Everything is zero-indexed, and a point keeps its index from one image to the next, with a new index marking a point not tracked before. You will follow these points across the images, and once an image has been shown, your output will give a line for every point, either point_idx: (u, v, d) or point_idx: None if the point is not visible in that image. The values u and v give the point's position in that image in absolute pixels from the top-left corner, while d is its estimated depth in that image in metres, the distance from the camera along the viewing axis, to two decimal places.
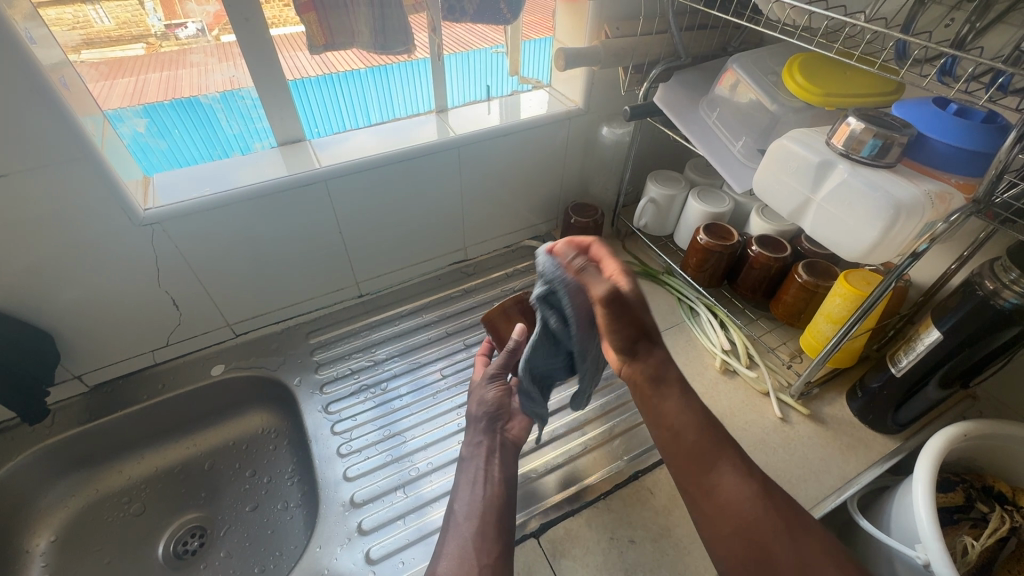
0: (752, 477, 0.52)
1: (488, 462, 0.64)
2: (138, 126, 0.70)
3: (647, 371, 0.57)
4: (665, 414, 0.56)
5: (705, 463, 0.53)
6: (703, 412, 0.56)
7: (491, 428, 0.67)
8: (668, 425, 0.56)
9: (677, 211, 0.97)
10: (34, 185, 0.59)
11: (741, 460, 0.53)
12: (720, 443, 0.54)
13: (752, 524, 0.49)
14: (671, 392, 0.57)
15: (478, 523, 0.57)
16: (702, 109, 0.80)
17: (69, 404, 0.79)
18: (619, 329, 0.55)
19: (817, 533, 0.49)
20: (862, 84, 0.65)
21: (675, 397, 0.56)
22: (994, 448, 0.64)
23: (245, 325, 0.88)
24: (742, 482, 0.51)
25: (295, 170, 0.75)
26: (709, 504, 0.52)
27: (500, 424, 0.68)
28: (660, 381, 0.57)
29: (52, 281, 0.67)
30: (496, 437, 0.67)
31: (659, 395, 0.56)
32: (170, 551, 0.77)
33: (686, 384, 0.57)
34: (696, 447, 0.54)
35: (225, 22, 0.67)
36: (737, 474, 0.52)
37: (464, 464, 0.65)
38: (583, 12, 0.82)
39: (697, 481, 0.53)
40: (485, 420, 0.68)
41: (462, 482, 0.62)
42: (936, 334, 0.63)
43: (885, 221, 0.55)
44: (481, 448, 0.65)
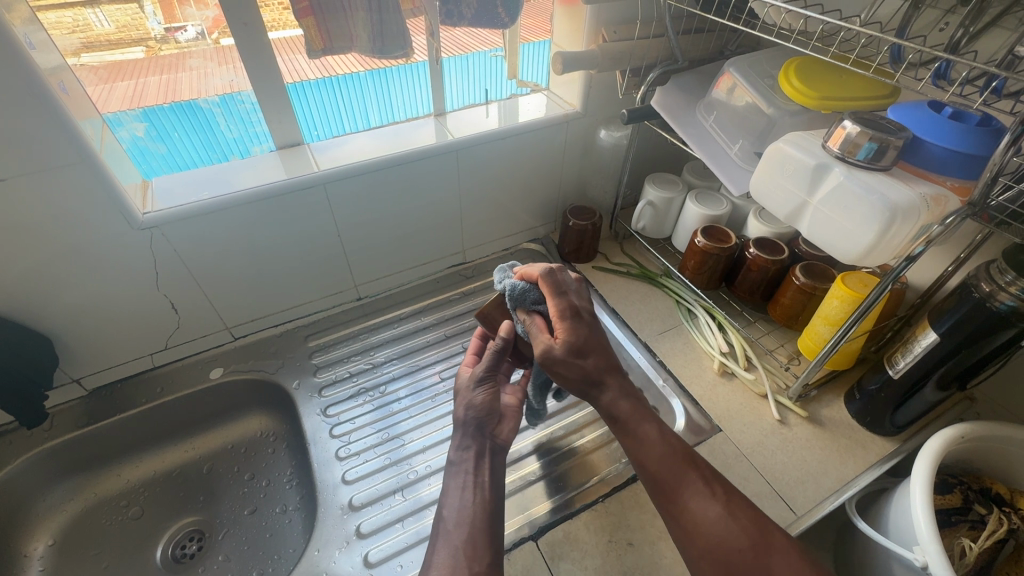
0: (718, 496, 0.52)
1: (477, 465, 0.60)
2: (137, 130, 0.70)
3: (604, 409, 0.56)
4: (630, 442, 0.55)
5: (672, 490, 0.53)
6: (665, 437, 0.55)
7: (480, 433, 0.62)
8: (635, 453, 0.55)
9: (674, 214, 0.97)
10: (32, 190, 0.59)
11: (707, 481, 0.53)
12: (685, 467, 0.54)
13: (720, 547, 0.49)
14: (635, 422, 0.55)
15: (468, 531, 0.54)
16: (699, 113, 0.81)
17: (68, 408, 0.79)
18: (568, 373, 0.56)
19: (786, 550, 0.49)
20: (857, 88, 0.66)
21: (639, 426, 0.55)
22: (992, 450, 0.64)
23: (244, 328, 0.88)
24: (708, 504, 0.51)
25: (293, 174, 0.75)
26: (681, 530, 0.52)
27: (490, 427, 0.63)
28: (624, 415, 0.56)
29: (50, 285, 0.67)
30: (487, 440, 0.62)
31: (630, 427, 0.55)
32: (168, 555, 0.76)
33: (644, 410, 0.56)
34: (662, 474, 0.53)
35: (224, 28, 0.68)
36: (703, 496, 0.52)
37: (451, 470, 0.61)
38: (581, 15, 0.82)
39: (666, 508, 0.53)
40: (473, 425, 0.62)
41: (451, 484, 0.59)
42: (933, 337, 0.63)
43: (881, 224, 0.55)
44: (470, 450, 0.61)
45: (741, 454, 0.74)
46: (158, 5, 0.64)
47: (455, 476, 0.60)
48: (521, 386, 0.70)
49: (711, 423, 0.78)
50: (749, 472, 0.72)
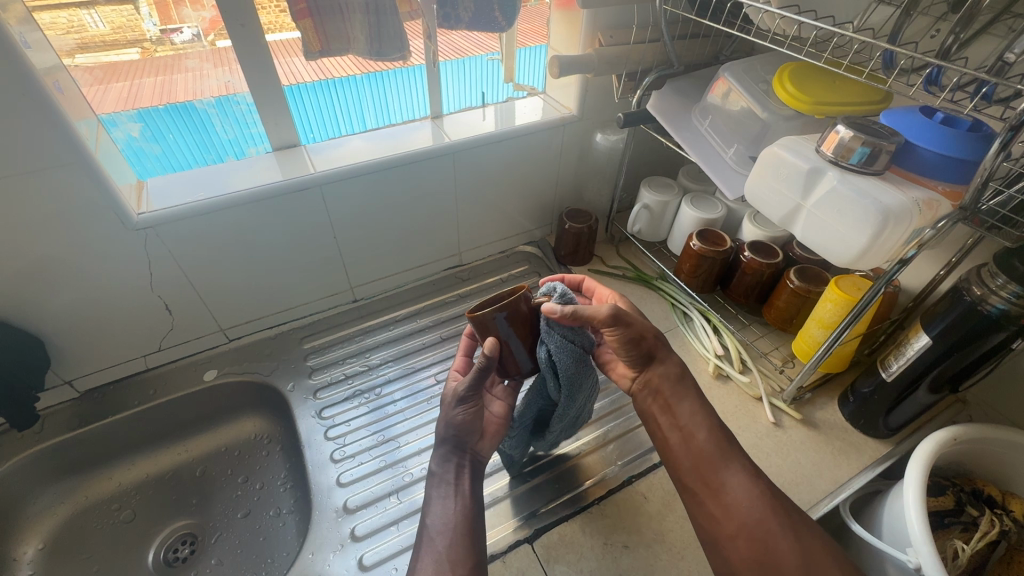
0: (758, 478, 0.56)
1: (458, 476, 0.59)
2: (132, 131, 0.70)
3: (672, 371, 0.63)
4: (680, 416, 0.61)
5: (715, 466, 0.57)
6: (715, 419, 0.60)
7: (461, 447, 0.61)
8: (684, 424, 0.60)
9: (670, 218, 0.98)
10: (26, 190, 0.59)
11: (749, 464, 0.57)
12: (730, 448, 0.58)
13: (758, 524, 0.53)
14: (683, 395, 0.61)
15: (451, 537, 0.54)
16: (694, 117, 0.81)
17: (59, 410, 0.78)
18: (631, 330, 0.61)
19: (818, 535, 0.52)
20: (851, 93, 0.67)
21: (695, 401, 0.61)
22: (984, 452, 0.64)
23: (239, 330, 0.88)
24: (749, 483, 0.55)
25: (290, 175, 0.75)
26: (716, 502, 0.55)
27: (469, 444, 0.62)
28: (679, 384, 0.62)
29: (43, 286, 0.66)
30: (467, 456, 0.61)
31: (677, 399, 0.61)
32: (161, 558, 0.76)
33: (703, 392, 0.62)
34: (707, 449, 0.58)
35: (221, 30, 0.68)
36: (745, 475, 0.56)
37: (432, 479, 0.60)
38: (577, 19, 0.83)
39: (705, 481, 0.57)
40: (452, 442, 0.61)
41: (433, 493, 0.58)
42: (925, 340, 0.64)
43: (874, 228, 0.56)
44: (451, 463, 0.60)
45: None
46: (154, 6, 0.64)
47: (437, 485, 0.59)
48: (511, 389, 0.68)
49: None
50: None
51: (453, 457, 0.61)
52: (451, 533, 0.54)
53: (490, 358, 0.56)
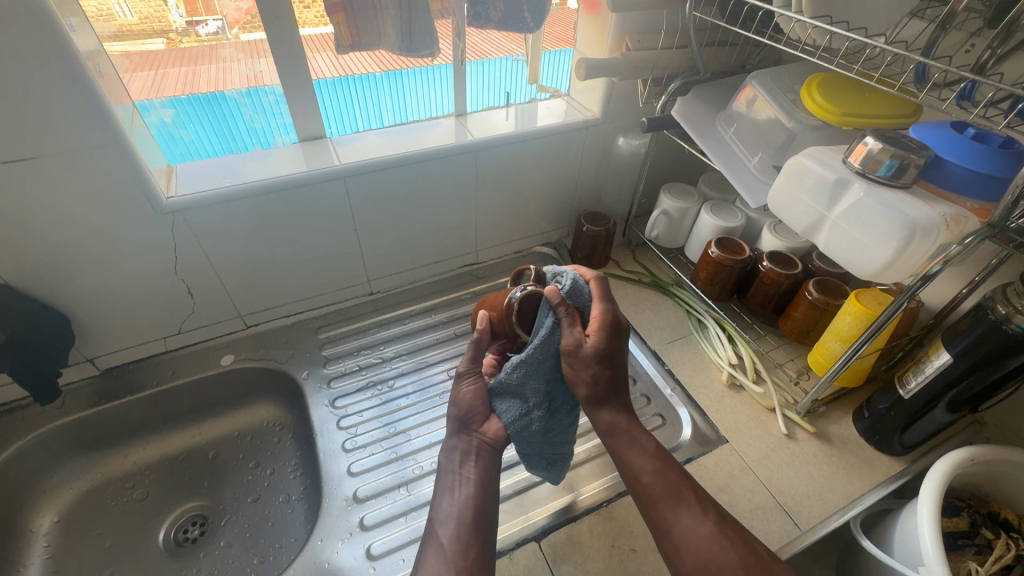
0: (708, 516, 0.54)
1: (462, 464, 0.60)
2: (165, 116, 0.72)
3: (603, 421, 0.60)
4: (623, 456, 0.59)
5: (665, 506, 0.55)
6: (660, 455, 0.59)
7: (465, 431, 0.63)
8: (632, 467, 0.58)
9: (688, 225, 0.98)
10: (62, 169, 0.60)
11: (697, 499, 0.56)
12: (679, 485, 0.57)
13: (711, 565, 0.51)
14: (628, 437, 0.59)
15: (460, 527, 0.55)
16: (719, 125, 0.81)
17: (80, 386, 0.80)
18: (580, 372, 0.58)
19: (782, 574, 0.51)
20: (880, 106, 0.66)
21: (634, 440, 0.59)
22: (1003, 475, 0.63)
23: (256, 317, 0.89)
24: (700, 521, 0.54)
25: (314, 166, 0.76)
26: (671, 546, 0.54)
27: (475, 425, 0.63)
28: (618, 428, 0.60)
29: (72, 263, 0.68)
30: (472, 440, 0.62)
31: (617, 440, 0.59)
32: (171, 538, 0.77)
33: (641, 428, 0.61)
34: (654, 490, 0.56)
35: (257, 24, 0.70)
36: (695, 514, 0.54)
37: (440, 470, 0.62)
38: (605, 24, 0.83)
39: (657, 524, 0.55)
40: (457, 423, 0.64)
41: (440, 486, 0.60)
42: (946, 357, 0.63)
43: (899, 241, 0.55)
44: (457, 451, 0.62)
45: (747, 466, 0.74)
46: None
47: (442, 476, 0.61)
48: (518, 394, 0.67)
49: (718, 434, 0.78)
50: (755, 484, 0.71)
51: (460, 444, 0.62)
52: (456, 525, 0.55)
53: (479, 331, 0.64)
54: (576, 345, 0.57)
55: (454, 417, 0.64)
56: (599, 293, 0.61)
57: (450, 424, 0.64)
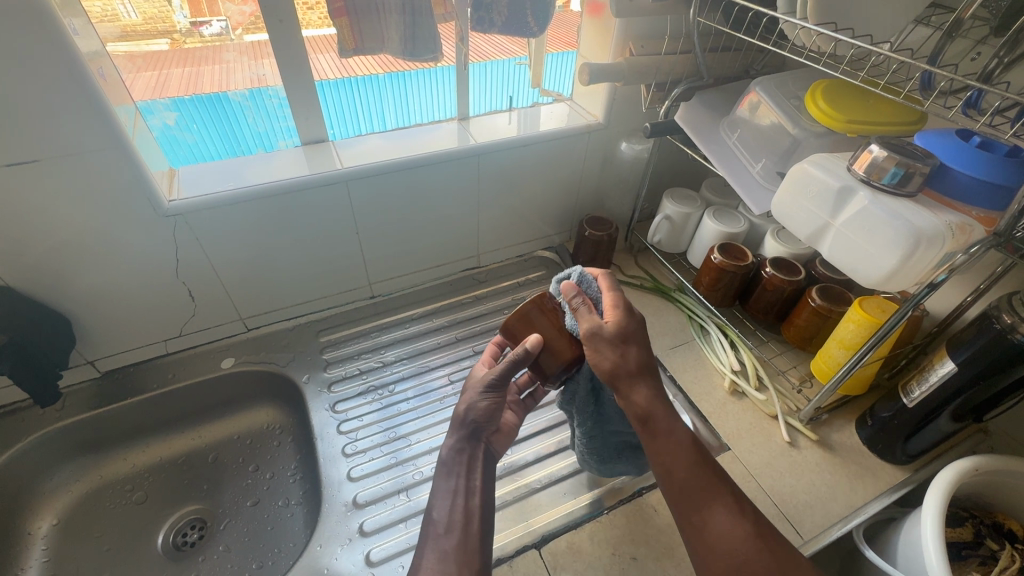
0: (746, 515, 0.52)
1: (469, 470, 0.59)
2: (168, 119, 0.71)
3: (637, 407, 0.55)
4: (658, 447, 0.55)
5: (700, 502, 0.52)
6: (694, 447, 0.55)
7: (474, 437, 0.61)
8: (666, 458, 0.54)
9: (691, 230, 0.98)
10: (64, 172, 0.60)
11: (733, 498, 0.53)
12: (714, 481, 0.53)
13: (745, 568, 0.49)
14: (663, 425, 0.55)
15: (460, 536, 0.54)
16: (722, 131, 0.81)
17: (80, 389, 0.80)
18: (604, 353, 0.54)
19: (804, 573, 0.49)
20: (885, 113, 0.66)
21: (668, 430, 0.55)
22: (1008, 487, 0.63)
23: (257, 320, 0.89)
24: (736, 522, 0.51)
25: (316, 170, 0.76)
26: (702, 543, 0.51)
27: (484, 433, 0.62)
28: (652, 417, 0.55)
29: (73, 265, 0.68)
30: (480, 446, 0.61)
31: (650, 430, 0.55)
32: (169, 542, 0.76)
33: (674, 415, 0.56)
34: (690, 485, 0.53)
35: (260, 24, 0.69)
36: (731, 515, 0.52)
37: (443, 469, 0.59)
38: (609, 29, 0.83)
39: (689, 518, 0.52)
40: (469, 428, 0.61)
41: (441, 489, 0.58)
42: (950, 366, 0.63)
43: (904, 250, 0.55)
44: (464, 455, 0.60)
45: (749, 474, 0.73)
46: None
47: (447, 477, 0.59)
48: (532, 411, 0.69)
49: (720, 441, 0.77)
50: (757, 492, 0.71)
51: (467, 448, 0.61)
52: (460, 533, 0.54)
53: (528, 353, 0.57)
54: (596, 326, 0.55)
55: (467, 421, 0.61)
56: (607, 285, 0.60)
57: (461, 429, 0.62)
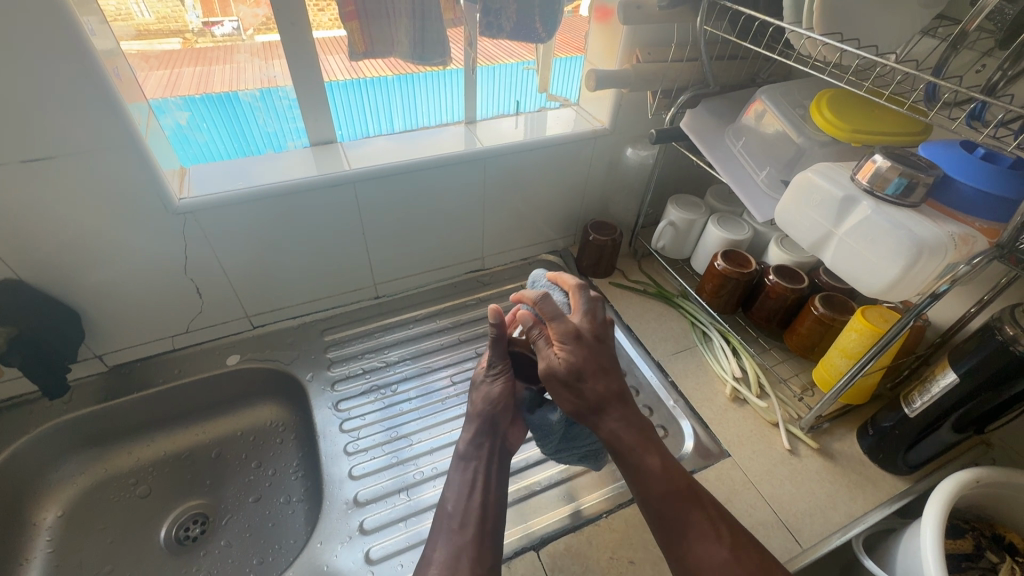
0: (722, 540, 0.54)
1: (487, 466, 0.64)
2: (180, 119, 0.73)
3: (607, 439, 0.58)
4: (632, 479, 0.58)
5: (677, 530, 0.55)
6: (670, 474, 0.57)
7: (492, 432, 0.66)
8: (639, 486, 0.57)
9: (695, 236, 0.98)
10: (77, 169, 0.62)
11: (711, 524, 0.55)
12: (687, 505, 0.56)
13: None
14: (635, 456, 0.58)
15: (475, 530, 0.58)
16: (728, 138, 0.82)
17: (88, 382, 0.81)
18: (561, 394, 0.59)
19: None
20: (888, 124, 0.66)
21: (640, 460, 0.57)
22: (1010, 500, 0.62)
23: (263, 317, 0.90)
24: (714, 547, 0.53)
25: (324, 171, 0.77)
26: (686, 572, 0.54)
27: (502, 426, 0.67)
28: (621, 447, 0.58)
29: (84, 261, 0.69)
30: (497, 439, 0.66)
31: (621, 463, 0.58)
32: (172, 536, 0.77)
33: (647, 445, 0.58)
34: (666, 513, 0.56)
35: (272, 26, 0.71)
36: (708, 540, 0.54)
37: (461, 462, 0.65)
38: (616, 35, 0.84)
39: (672, 547, 0.55)
40: (486, 421, 0.66)
41: (456, 480, 0.63)
42: (952, 377, 0.63)
43: (907, 260, 0.55)
44: (484, 449, 0.65)
45: (749, 482, 0.73)
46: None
47: (464, 469, 0.64)
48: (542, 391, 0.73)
49: (721, 447, 0.77)
50: (756, 500, 0.71)
51: (486, 441, 0.66)
52: (475, 529, 0.58)
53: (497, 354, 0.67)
54: (546, 363, 0.59)
55: (483, 417, 0.66)
56: (577, 300, 0.64)
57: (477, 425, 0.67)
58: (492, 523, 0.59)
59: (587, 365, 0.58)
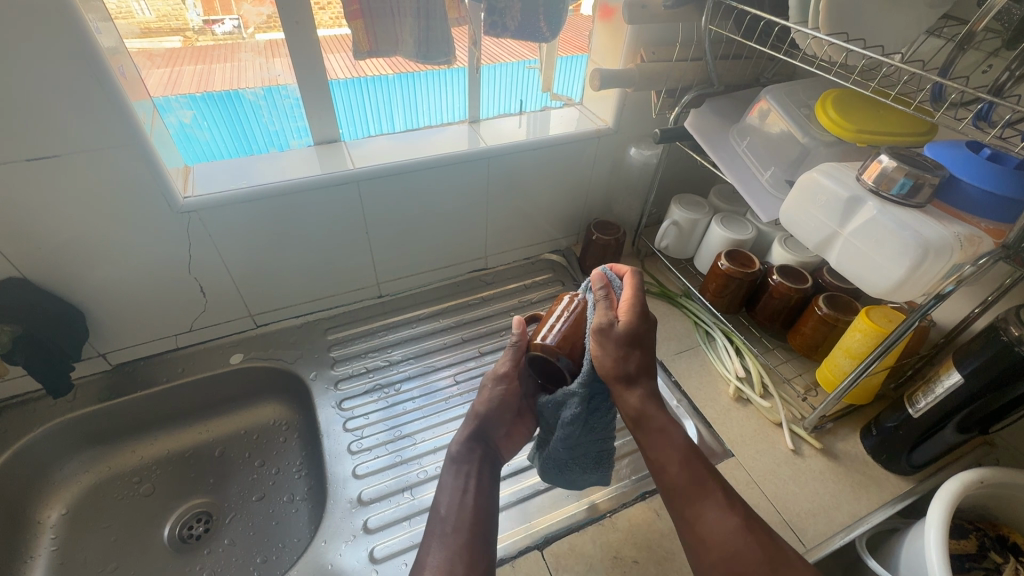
0: (732, 510, 0.54)
1: (478, 470, 0.63)
2: (184, 117, 0.73)
3: (631, 410, 0.57)
4: (650, 445, 0.58)
5: (691, 497, 0.55)
6: (687, 445, 0.57)
7: (484, 438, 0.66)
8: (656, 452, 0.57)
9: (699, 235, 0.98)
10: (82, 168, 0.62)
11: (725, 494, 0.55)
12: (702, 475, 0.56)
13: (735, 558, 0.51)
14: (658, 423, 0.57)
15: (468, 535, 0.57)
16: (732, 137, 0.81)
17: (92, 380, 0.81)
18: (606, 351, 0.56)
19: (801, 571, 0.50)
20: (894, 124, 0.66)
21: (662, 429, 0.57)
22: (1014, 501, 0.63)
23: (266, 316, 0.90)
24: (725, 515, 0.53)
25: (328, 170, 0.77)
26: (694, 537, 0.54)
27: (495, 431, 0.67)
28: (643, 417, 0.57)
29: (88, 260, 0.69)
30: (488, 446, 0.66)
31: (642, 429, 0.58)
32: (176, 534, 0.77)
33: (668, 416, 0.58)
34: (681, 481, 0.56)
35: (276, 25, 0.71)
36: (720, 508, 0.54)
37: (452, 466, 0.64)
38: (620, 35, 0.84)
39: (682, 512, 0.55)
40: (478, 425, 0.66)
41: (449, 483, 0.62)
42: (957, 377, 0.63)
43: (913, 260, 0.55)
44: (476, 454, 0.64)
45: (752, 481, 0.73)
46: None
47: (456, 474, 0.63)
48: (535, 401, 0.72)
49: (724, 447, 0.77)
50: (759, 499, 0.71)
51: (479, 446, 0.65)
52: (468, 533, 0.57)
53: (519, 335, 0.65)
54: (607, 325, 0.56)
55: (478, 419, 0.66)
56: (635, 281, 0.60)
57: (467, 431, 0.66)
58: (484, 528, 0.58)
59: (642, 337, 0.58)
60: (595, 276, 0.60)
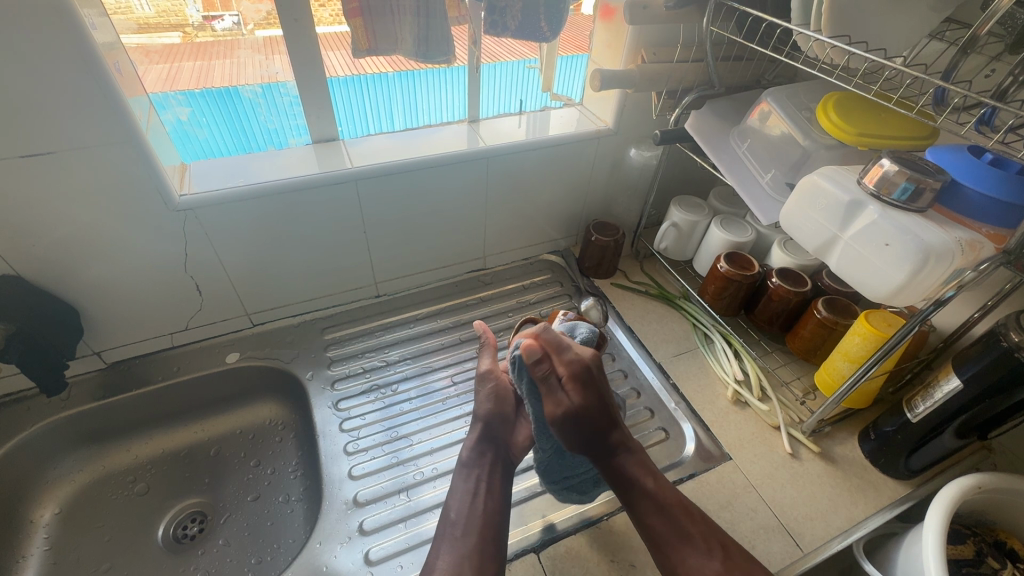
0: (713, 553, 0.57)
1: (489, 474, 0.64)
2: (181, 114, 0.72)
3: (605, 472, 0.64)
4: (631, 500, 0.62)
5: (672, 546, 0.58)
6: (663, 495, 0.61)
7: (495, 443, 0.67)
8: (636, 506, 0.61)
9: (698, 237, 0.98)
10: (77, 164, 0.61)
11: (703, 538, 0.58)
12: (681, 521, 0.59)
13: None
14: (631, 479, 0.62)
15: (477, 541, 0.57)
16: (733, 139, 0.81)
17: (86, 379, 0.80)
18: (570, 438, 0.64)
19: None
20: (895, 128, 0.66)
21: (635, 482, 0.62)
22: (1012, 506, 0.62)
23: (263, 315, 0.90)
24: (706, 560, 0.56)
25: (326, 168, 0.77)
26: None
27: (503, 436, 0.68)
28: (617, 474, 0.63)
29: (82, 257, 0.68)
30: (499, 449, 0.67)
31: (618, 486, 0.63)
32: (170, 534, 0.77)
33: (642, 469, 0.63)
34: (661, 530, 0.59)
35: (274, 21, 0.70)
36: (700, 554, 0.57)
37: (464, 471, 0.64)
38: (622, 35, 0.84)
39: (667, 562, 0.58)
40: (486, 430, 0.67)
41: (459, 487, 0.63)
42: (955, 382, 0.62)
43: (913, 265, 0.55)
44: (486, 457, 0.66)
45: (750, 485, 0.73)
46: None
47: (467, 477, 0.63)
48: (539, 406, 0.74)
49: (721, 450, 0.77)
50: (757, 503, 0.71)
51: (488, 449, 0.66)
52: (476, 538, 0.57)
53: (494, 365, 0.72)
54: (569, 404, 0.63)
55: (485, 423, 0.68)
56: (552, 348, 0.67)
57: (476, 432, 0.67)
58: (494, 531, 0.59)
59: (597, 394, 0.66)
60: (526, 349, 0.65)
